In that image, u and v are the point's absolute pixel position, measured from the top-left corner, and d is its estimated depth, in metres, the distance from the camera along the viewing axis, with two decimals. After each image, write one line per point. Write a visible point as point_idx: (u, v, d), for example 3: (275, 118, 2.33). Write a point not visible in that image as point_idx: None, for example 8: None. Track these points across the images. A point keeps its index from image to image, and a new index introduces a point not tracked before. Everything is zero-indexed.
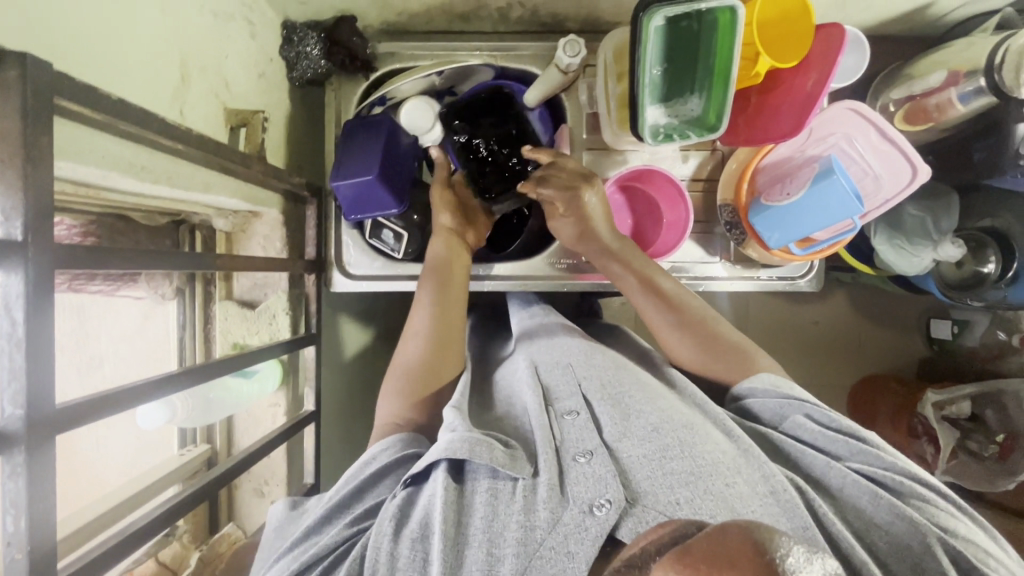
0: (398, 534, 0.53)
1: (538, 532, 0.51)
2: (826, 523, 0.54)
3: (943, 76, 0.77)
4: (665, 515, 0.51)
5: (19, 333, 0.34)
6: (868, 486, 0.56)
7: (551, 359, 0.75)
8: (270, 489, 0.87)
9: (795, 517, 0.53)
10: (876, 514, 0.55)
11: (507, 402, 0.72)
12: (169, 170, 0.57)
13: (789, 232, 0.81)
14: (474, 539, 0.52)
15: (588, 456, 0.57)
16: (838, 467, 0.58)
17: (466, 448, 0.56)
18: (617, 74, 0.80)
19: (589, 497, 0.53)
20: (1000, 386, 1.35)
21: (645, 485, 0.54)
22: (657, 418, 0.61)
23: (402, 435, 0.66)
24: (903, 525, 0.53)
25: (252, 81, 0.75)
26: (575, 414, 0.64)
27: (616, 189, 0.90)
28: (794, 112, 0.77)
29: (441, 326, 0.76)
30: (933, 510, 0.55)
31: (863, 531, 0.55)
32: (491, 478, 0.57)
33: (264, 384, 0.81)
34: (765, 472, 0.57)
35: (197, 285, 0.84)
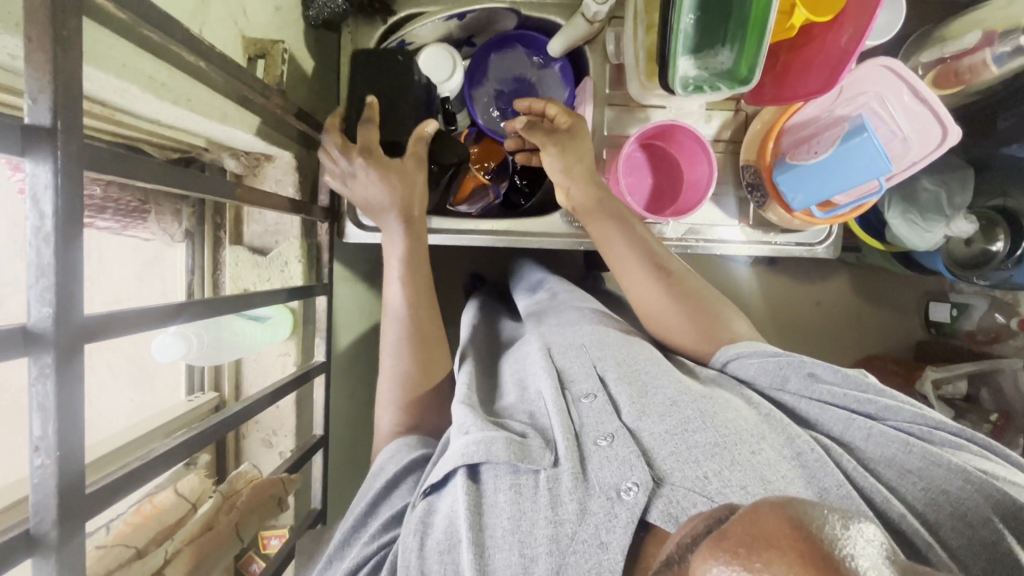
0: (424, 547, 0.54)
1: (568, 527, 0.52)
2: (856, 480, 0.56)
3: (977, 37, 0.76)
4: (695, 491, 0.53)
5: (49, 227, 0.32)
6: (898, 435, 0.58)
7: (563, 341, 0.76)
8: (278, 440, 0.86)
9: (824, 476, 0.55)
10: (908, 462, 0.57)
11: (519, 386, 0.73)
12: (190, 92, 0.54)
13: (811, 192, 0.80)
14: (503, 541, 0.52)
15: (610, 440, 0.59)
16: (862, 422, 0.60)
17: (482, 450, 0.57)
18: (647, 25, 0.77)
19: (615, 483, 0.54)
20: (998, 365, 1.40)
21: (670, 461, 0.56)
22: (675, 393, 0.64)
23: (405, 441, 0.69)
24: (940, 471, 0.55)
25: (270, 15, 0.71)
26: (592, 397, 0.65)
27: (637, 146, 0.88)
28: (826, 70, 0.75)
29: (417, 299, 0.78)
30: (967, 455, 0.58)
31: (898, 484, 0.56)
32: (512, 474, 0.57)
33: (276, 331, 0.80)
34: (790, 435, 0.59)
35: (207, 229, 0.81)
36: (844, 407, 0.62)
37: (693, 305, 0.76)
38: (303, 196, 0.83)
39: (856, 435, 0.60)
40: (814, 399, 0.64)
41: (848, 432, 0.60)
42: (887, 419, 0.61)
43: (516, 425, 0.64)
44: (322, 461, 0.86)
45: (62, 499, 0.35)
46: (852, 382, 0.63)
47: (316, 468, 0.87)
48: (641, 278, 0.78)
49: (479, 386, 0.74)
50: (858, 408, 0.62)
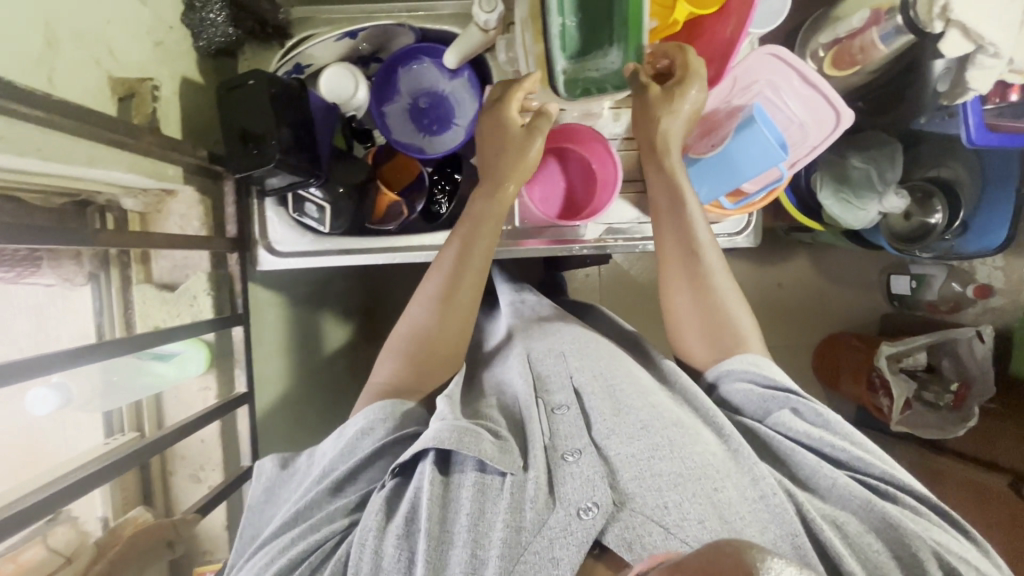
0: (384, 529, 0.59)
1: (524, 534, 0.57)
2: (811, 525, 0.59)
3: (866, 16, 0.74)
4: (653, 521, 0.57)
5: None
6: (861, 493, 0.61)
7: (544, 346, 0.79)
8: (206, 474, 0.85)
9: (782, 522, 0.58)
10: (867, 520, 0.60)
11: (497, 391, 0.77)
12: (40, 141, 0.54)
13: (716, 184, 0.79)
14: (460, 536, 0.57)
15: (577, 456, 0.63)
16: (828, 471, 0.63)
17: (454, 439, 0.61)
18: (534, 31, 0.76)
19: (577, 500, 0.58)
20: (954, 336, 1.38)
21: (632, 485, 0.60)
22: (647, 416, 0.67)
23: (394, 404, 0.69)
24: (893, 534, 0.58)
25: (147, 50, 0.70)
26: (565, 409, 0.69)
27: (548, 152, 0.89)
28: (715, 61, 0.75)
29: (447, 309, 0.75)
30: (927, 523, 0.60)
31: (854, 537, 0.59)
32: (478, 471, 0.62)
33: (186, 368, 0.79)
34: (755, 477, 0.62)
35: (113, 269, 0.80)
36: (816, 449, 0.65)
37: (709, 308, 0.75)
38: (209, 228, 0.82)
39: (822, 482, 0.63)
40: (788, 437, 0.66)
41: (814, 476, 0.64)
42: (857, 473, 0.64)
43: (495, 425, 0.68)
44: (253, 491, 0.85)
45: None
46: (828, 425, 0.67)
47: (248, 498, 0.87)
48: (679, 283, 0.76)
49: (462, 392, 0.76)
50: (828, 452, 0.65)
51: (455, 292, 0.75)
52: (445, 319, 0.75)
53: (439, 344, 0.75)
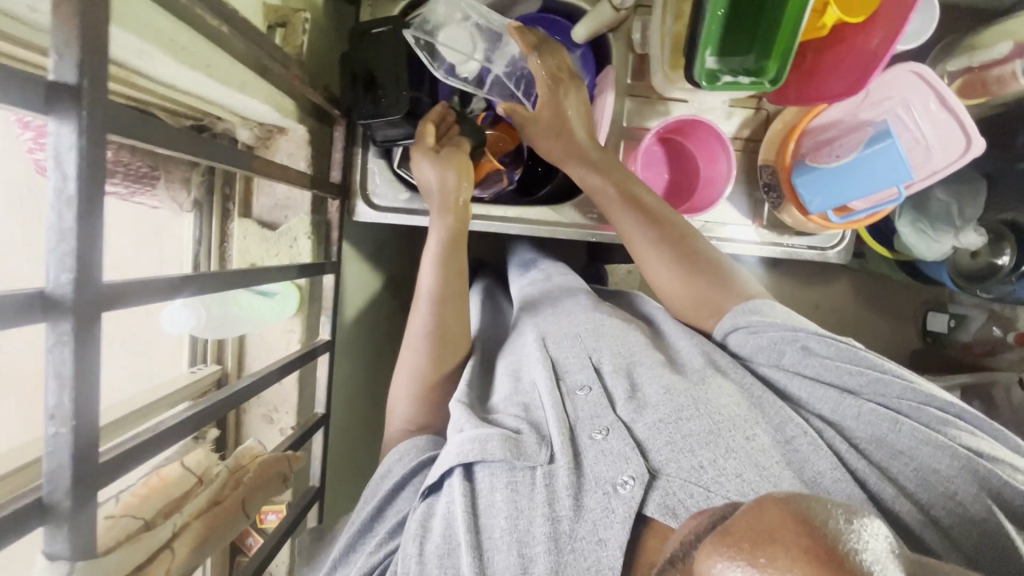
0: (423, 552, 0.53)
1: (564, 523, 0.51)
2: (850, 463, 0.54)
3: (1008, 48, 0.74)
4: (690, 482, 0.51)
5: (71, 192, 0.31)
6: (887, 414, 0.55)
7: (560, 329, 0.75)
8: (279, 416, 0.86)
9: (817, 460, 0.54)
10: (899, 442, 0.54)
11: (514, 376, 0.72)
12: (210, 58, 0.53)
13: (830, 196, 0.79)
14: (500, 542, 0.52)
15: (605, 433, 0.58)
16: (852, 401, 0.57)
17: (477, 448, 0.57)
18: (675, 14, 0.76)
19: (611, 476, 0.54)
20: (994, 376, 1.36)
21: (664, 452, 0.54)
22: (667, 381, 0.62)
23: (416, 441, 0.68)
24: (932, 451, 0.52)
25: None
26: (588, 389, 0.64)
27: (657, 140, 0.88)
28: (854, 72, 0.74)
29: (447, 267, 0.78)
30: (956, 432, 0.54)
31: (891, 467, 0.54)
32: (508, 472, 0.57)
33: (281, 307, 0.78)
34: (781, 423, 0.57)
35: (216, 199, 0.80)
36: (834, 384, 0.59)
37: (701, 267, 0.72)
38: (315, 170, 0.81)
39: (845, 415, 0.57)
40: (804, 378, 0.61)
41: (837, 411, 0.58)
42: (875, 396, 0.58)
43: (512, 420, 0.63)
44: (324, 440, 0.85)
45: (77, 470, 0.34)
46: (843, 357, 0.60)
47: (316, 447, 0.87)
48: (662, 252, 0.74)
49: (477, 382, 0.74)
50: (846, 382, 0.59)
51: (450, 256, 0.78)
52: (443, 319, 0.75)
53: (446, 342, 0.75)
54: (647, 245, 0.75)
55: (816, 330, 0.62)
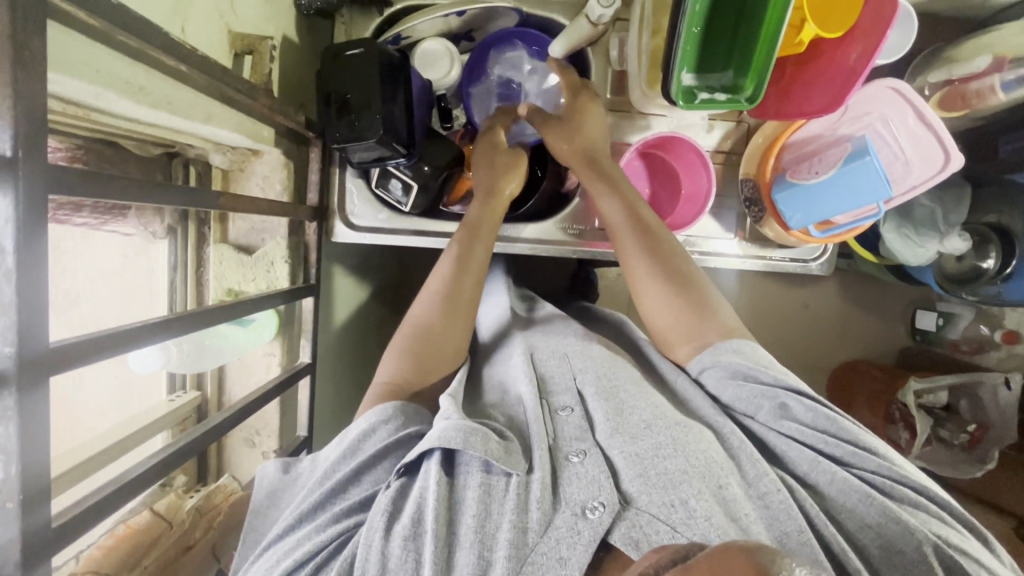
0: (390, 529, 0.52)
1: (529, 535, 0.50)
2: (817, 525, 0.53)
3: (988, 61, 0.74)
4: (659, 518, 0.51)
5: (9, 263, 0.30)
6: (860, 485, 0.55)
7: (547, 347, 0.75)
8: (261, 440, 0.86)
9: (786, 520, 0.53)
10: (868, 516, 0.53)
11: (500, 388, 0.71)
12: (171, 95, 0.52)
13: (810, 212, 0.79)
14: (465, 540, 0.51)
15: (582, 456, 0.58)
16: (827, 466, 0.57)
17: (461, 438, 0.55)
18: (652, 29, 0.75)
19: (583, 500, 0.53)
20: (979, 377, 1.29)
21: (636, 484, 0.54)
22: (651, 416, 0.62)
23: (400, 406, 0.64)
24: (899, 529, 0.52)
25: (259, 5, 0.67)
26: (570, 411, 0.64)
27: (637, 155, 0.87)
28: (833, 87, 0.73)
29: (451, 299, 0.75)
30: (926, 517, 0.54)
31: (855, 535, 0.54)
32: (483, 472, 0.56)
33: (260, 333, 0.78)
34: (757, 475, 0.57)
35: (190, 224, 0.79)
36: (811, 446, 0.59)
37: (694, 298, 0.71)
38: (291, 194, 0.80)
39: (818, 478, 0.57)
40: (782, 434, 0.60)
41: (812, 474, 0.57)
42: (850, 468, 0.57)
43: (497, 422, 0.62)
44: None
45: (28, 542, 0.33)
46: (819, 421, 0.59)
47: None
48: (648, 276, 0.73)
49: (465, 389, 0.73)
50: (824, 449, 0.58)
51: (459, 285, 0.75)
52: (439, 330, 0.73)
53: (433, 349, 0.73)
54: (630, 247, 0.75)
55: (796, 387, 0.62)
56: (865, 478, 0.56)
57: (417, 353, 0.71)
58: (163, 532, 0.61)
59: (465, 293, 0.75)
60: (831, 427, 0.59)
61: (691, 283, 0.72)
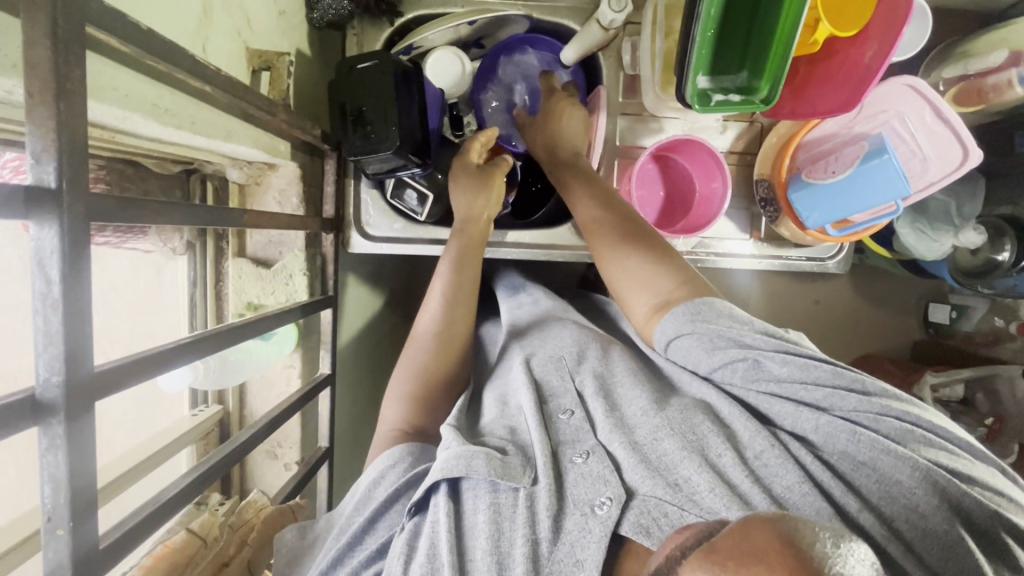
0: (407, 570, 0.51)
1: (543, 546, 0.51)
2: (815, 474, 0.54)
3: (1004, 56, 0.73)
4: (666, 501, 0.51)
5: (55, 294, 0.31)
6: (845, 424, 0.54)
7: (545, 352, 0.74)
8: (283, 451, 0.86)
9: (785, 475, 0.53)
10: (859, 453, 0.53)
11: (499, 402, 0.70)
12: (194, 114, 0.52)
13: (827, 211, 0.79)
14: (480, 562, 0.50)
15: (585, 456, 0.58)
16: (810, 415, 0.56)
17: (462, 466, 0.55)
18: (665, 32, 0.75)
19: (590, 498, 0.54)
20: (995, 369, 1.28)
21: (638, 472, 0.54)
22: (644, 401, 0.62)
23: (406, 448, 0.63)
24: (891, 460, 0.52)
25: (273, 21, 0.68)
26: (571, 413, 0.64)
27: (650, 158, 0.87)
28: (849, 86, 0.73)
29: (446, 331, 0.75)
30: (916, 444, 0.53)
31: (855, 480, 0.53)
32: (491, 492, 0.56)
33: (284, 345, 0.78)
34: (750, 441, 0.56)
35: (209, 240, 0.80)
36: (790, 397, 0.57)
37: (665, 265, 0.67)
38: (308, 207, 0.80)
39: (805, 427, 0.56)
40: (761, 391, 0.59)
41: (799, 424, 0.56)
42: (833, 408, 0.55)
43: (497, 439, 0.62)
44: (329, 474, 0.85)
45: (76, 567, 0.34)
46: (796, 371, 0.56)
47: (322, 481, 0.87)
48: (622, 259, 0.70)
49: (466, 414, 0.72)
50: (803, 396, 0.56)
51: (454, 314, 0.76)
52: (436, 368, 0.73)
53: (432, 388, 0.72)
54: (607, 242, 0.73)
55: (768, 340, 0.58)
56: (851, 416, 0.55)
57: (420, 391, 0.71)
58: (197, 551, 0.59)
59: (458, 332, 0.75)
60: (808, 373, 0.56)
61: (657, 244, 0.69)
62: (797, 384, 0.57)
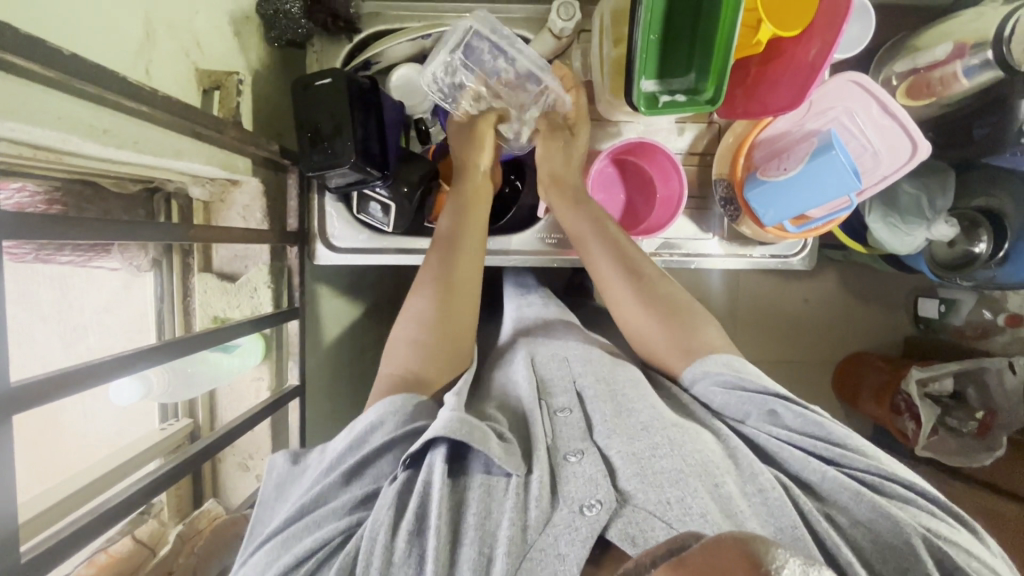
0: (395, 526, 0.51)
1: (529, 533, 0.50)
2: (811, 522, 0.52)
3: (948, 48, 0.74)
4: (656, 515, 0.50)
5: None
6: (848, 482, 0.54)
7: (546, 351, 0.74)
8: (254, 463, 0.87)
9: (781, 516, 0.52)
10: (859, 512, 0.53)
11: (501, 392, 0.71)
12: (137, 134, 0.54)
13: (782, 208, 0.79)
14: (468, 535, 0.50)
15: (579, 455, 0.57)
16: (817, 465, 0.56)
17: (465, 431, 0.54)
18: (613, 39, 0.76)
19: (580, 497, 0.52)
20: (984, 363, 1.25)
21: (633, 482, 0.53)
22: (648, 416, 0.60)
23: (405, 398, 0.62)
24: (888, 522, 0.51)
25: (226, 41, 0.70)
26: (568, 411, 0.63)
27: (608, 161, 0.88)
28: (795, 84, 0.74)
29: (447, 312, 0.71)
30: (916, 511, 0.53)
31: (848, 529, 0.53)
32: (484, 474, 0.56)
33: (246, 359, 0.79)
34: (753, 472, 0.55)
35: (174, 256, 0.81)
36: (800, 447, 0.58)
37: (676, 317, 0.70)
38: (271, 221, 0.82)
39: (810, 476, 0.56)
40: (771, 436, 0.59)
41: (803, 472, 0.56)
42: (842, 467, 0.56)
43: (499, 425, 0.62)
44: None
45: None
46: (808, 425, 0.58)
47: None
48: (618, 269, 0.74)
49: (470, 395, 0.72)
50: (815, 449, 0.57)
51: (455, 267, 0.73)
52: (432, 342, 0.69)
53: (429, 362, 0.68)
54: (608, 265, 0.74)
55: (782, 393, 0.61)
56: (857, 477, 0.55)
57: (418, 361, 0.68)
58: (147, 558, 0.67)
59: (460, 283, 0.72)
60: (821, 430, 0.58)
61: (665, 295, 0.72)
62: (808, 436, 0.58)
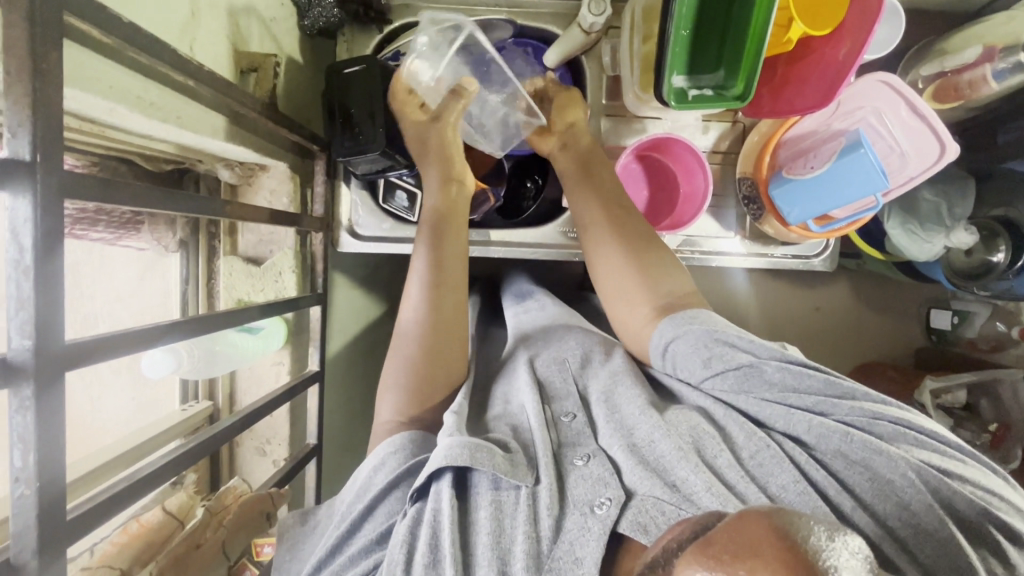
0: (410, 560, 0.51)
1: (543, 544, 0.50)
2: (809, 472, 0.53)
3: (978, 52, 0.74)
4: (664, 500, 0.50)
5: (25, 259, 0.32)
6: (838, 426, 0.53)
7: (548, 353, 0.73)
8: (271, 448, 0.87)
9: (781, 473, 0.53)
10: (851, 451, 0.52)
11: (504, 400, 0.70)
12: (179, 109, 0.54)
13: (808, 207, 0.79)
14: (482, 557, 0.50)
15: (586, 459, 0.57)
16: (801, 415, 0.55)
17: (467, 455, 0.53)
18: (644, 34, 0.77)
19: (589, 498, 0.52)
20: (998, 374, 1.24)
21: (635, 473, 0.53)
22: (642, 403, 0.60)
23: (409, 436, 0.63)
24: (882, 459, 0.51)
25: (263, 25, 0.71)
26: (573, 417, 0.63)
27: (633, 157, 0.88)
28: (823, 85, 0.74)
29: (434, 336, 0.70)
30: (909, 445, 0.52)
31: (846, 475, 0.52)
32: (493, 489, 0.55)
33: (267, 343, 0.80)
34: (747, 433, 0.56)
35: (201, 238, 0.82)
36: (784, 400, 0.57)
37: (657, 276, 0.67)
38: (297, 206, 0.83)
39: (797, 429, 0.54)
40: (754, 396, 0.57)
41: (790, 426, 0.55)
42: (829, 413, 0.55)
43: (499, 435, 0.61)
44: (316, 471, 0.86)
45: (43, 527, 0.35)
46: (789, 379, 0.56)
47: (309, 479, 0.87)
48: (606, 248, 0.71)
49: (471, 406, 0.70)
50: (797, 401, 0.56)
51: (438, 299, 0.70)
52: (434, 355, 0.69)
53: (433, 367, 0.69)
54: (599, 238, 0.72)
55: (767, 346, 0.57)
56: (845, 420, 0.54)
57: (428, 355, 0.69)
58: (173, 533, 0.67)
59: (449, 315, 0.71)
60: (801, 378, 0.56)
61: (642, 242, 0.70)
62: (790, 389, 0.56)
